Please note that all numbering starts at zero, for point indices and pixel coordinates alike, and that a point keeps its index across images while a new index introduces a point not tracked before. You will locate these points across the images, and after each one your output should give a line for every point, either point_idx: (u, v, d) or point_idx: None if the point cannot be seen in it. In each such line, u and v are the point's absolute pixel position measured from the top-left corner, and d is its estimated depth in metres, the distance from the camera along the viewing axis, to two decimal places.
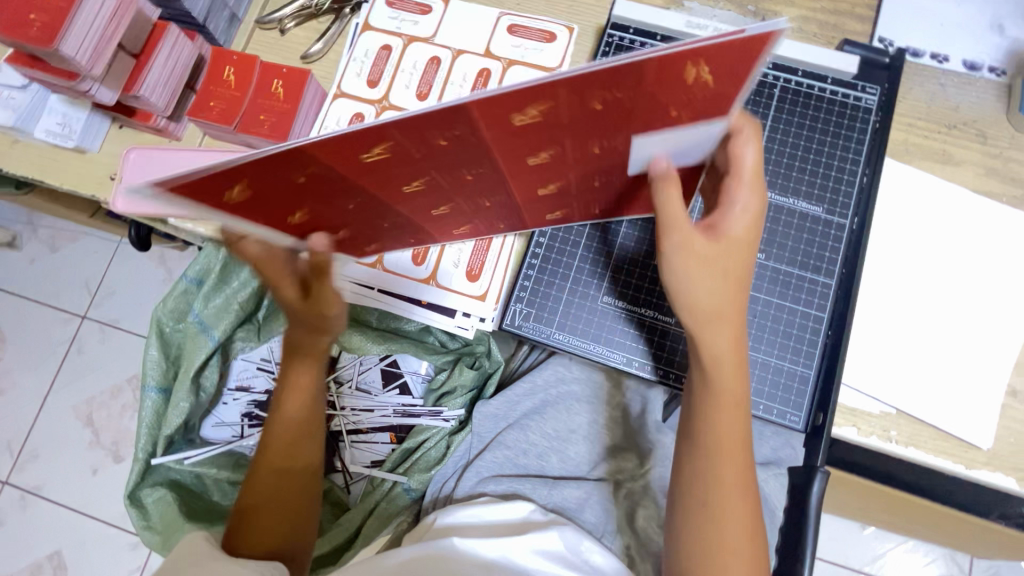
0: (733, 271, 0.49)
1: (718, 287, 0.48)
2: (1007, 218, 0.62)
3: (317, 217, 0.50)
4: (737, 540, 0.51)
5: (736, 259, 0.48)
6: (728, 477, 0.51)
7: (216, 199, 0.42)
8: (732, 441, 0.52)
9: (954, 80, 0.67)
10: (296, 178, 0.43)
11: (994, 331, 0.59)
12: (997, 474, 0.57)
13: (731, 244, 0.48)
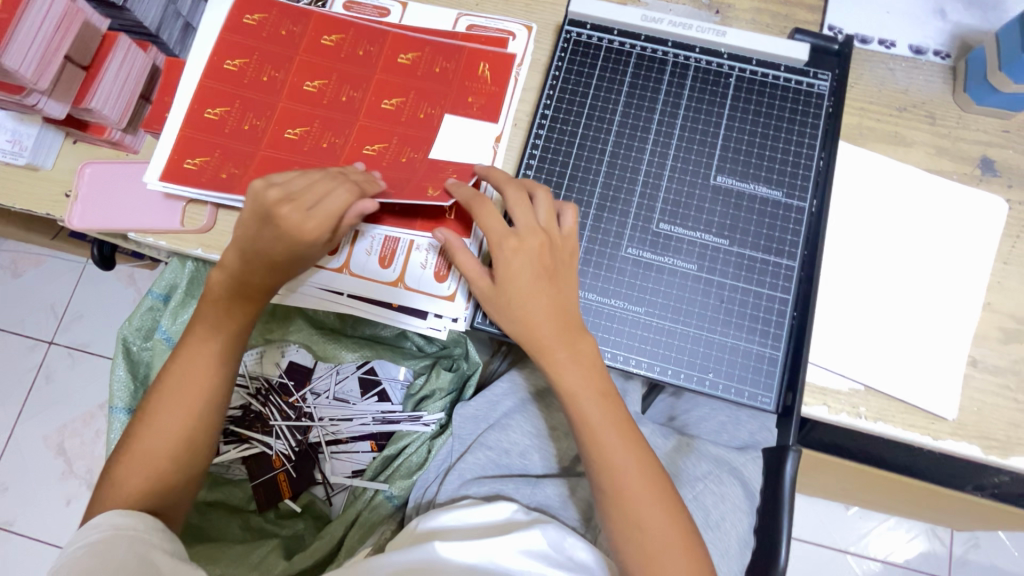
0: (530, 267, 0.56)
1: (528, 297, 0.56)
2: (957, 195, 0.64)
3: (221, 123, 0.67)
4: (656, 519, 0.54)
5: (530, 266, 0.56)
6: (622, 464, 0.55)
7: (208, 76, 0.68)
8: (615, 429, 0.56)
9: (901, 64, 0.69)
10: (245, 91, 0.68)
11: (951, 303, 0.61)
12: (963, 443, 0.59)
13: (514, 254, 0.56)
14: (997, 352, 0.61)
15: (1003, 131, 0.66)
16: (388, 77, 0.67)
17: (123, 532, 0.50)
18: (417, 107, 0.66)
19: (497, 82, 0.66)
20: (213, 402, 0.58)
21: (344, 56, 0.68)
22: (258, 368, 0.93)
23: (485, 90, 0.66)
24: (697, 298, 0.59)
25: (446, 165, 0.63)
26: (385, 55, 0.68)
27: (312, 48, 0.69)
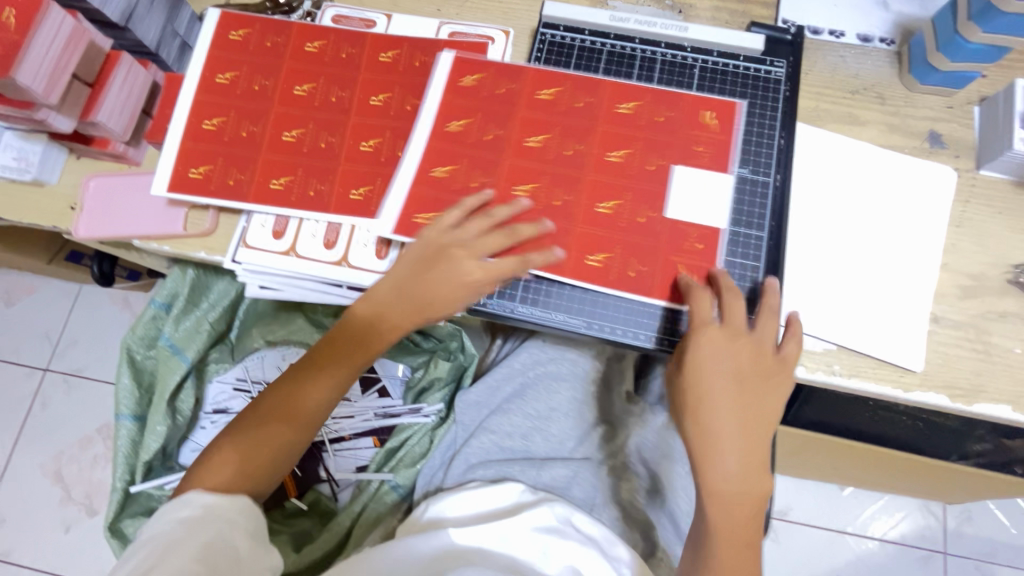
0: (728, 349, 0.57)
1: (709, 383, 0.57)
2: (908, 166, 0.70)
3: (228, 132, 0.71)
4: (745, 527, 0.55)
5: (722, 355, 0.57)
6: (737, 487, 0.55)
7: (208, 88, 0.72)
8: (750, 441, 0.56)
9: (850, 52, 0.75)
10: (246, 100, 0.72)
11: (909, 264, 0.66)
12: (931, 393, 0.63)
13: (709, 340, 0.58)
14: (956, 307, 0.65)
15: (947, 107, 0.72)
16: (533, 114, 0.69)
17: (211, 510, 0.55)
18: (644, 159, 0.67)
19: (724, 131, 0.66)
20: (319, 416, 0.62)
21: (480, 94, 0.70)
22: (260, 372, 0.95)
23: (711, 139, 0.66)
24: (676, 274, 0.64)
25: (689, 226, 0.65)
26: (526, 92, 0.70)
27: (451, 88, 0.71)
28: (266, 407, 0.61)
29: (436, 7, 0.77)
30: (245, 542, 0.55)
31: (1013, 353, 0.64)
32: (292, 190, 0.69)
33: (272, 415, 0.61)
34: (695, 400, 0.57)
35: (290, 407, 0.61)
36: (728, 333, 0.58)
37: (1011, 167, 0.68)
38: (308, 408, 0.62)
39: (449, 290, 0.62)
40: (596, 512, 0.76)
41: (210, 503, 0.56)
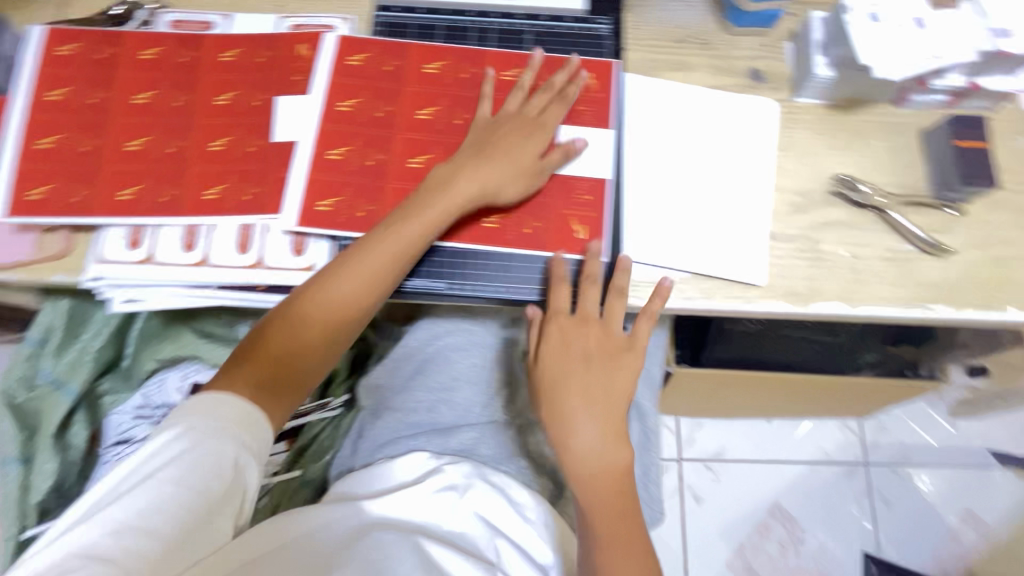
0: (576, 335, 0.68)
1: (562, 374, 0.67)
2: (732, 102, 0.76)
3: (66, 148, 0.69)
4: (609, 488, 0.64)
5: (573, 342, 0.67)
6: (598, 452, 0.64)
7: (39, 107, 0.70)
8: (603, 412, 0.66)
9: (674, 5, 0.81)
10: (82, 114, 0.70)
11: (743, 190, 0.72)
12: (773, 301, 0.69)
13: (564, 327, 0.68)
14: (788, 223, 0.71)
15: (762, 45, 0.79)
16: (422, 89, 0.74)
17: (221, 427, 0.57)
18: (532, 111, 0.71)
19: (600, 90, 0.75)
20: (320, 352, 0.65)
21: (372, 74, 0.74)
22: (161, 396, 0.93)
23: (593, 98, 0.74)
24: (526, 233, 0.70)
25: (576, 182, 0.71)
26: (413, 66, 0.74)
27: (340, 70, 0.74)
28: (258, 345, 0.63)
29: (276, 3, 0.78)
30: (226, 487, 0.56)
31: (840, 256, 0.70)
32: (142, 198, 0.68)
33: (264, 355, 0.63)
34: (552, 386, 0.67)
35: (272, 349, 0.63)
36: (578, 319, 0.68)
37: (820, 91, 0.75)
38: (303, 346, 0.64)
39: (462, 198, 0.67)
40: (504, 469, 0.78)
41: (219, 420, 0.58)
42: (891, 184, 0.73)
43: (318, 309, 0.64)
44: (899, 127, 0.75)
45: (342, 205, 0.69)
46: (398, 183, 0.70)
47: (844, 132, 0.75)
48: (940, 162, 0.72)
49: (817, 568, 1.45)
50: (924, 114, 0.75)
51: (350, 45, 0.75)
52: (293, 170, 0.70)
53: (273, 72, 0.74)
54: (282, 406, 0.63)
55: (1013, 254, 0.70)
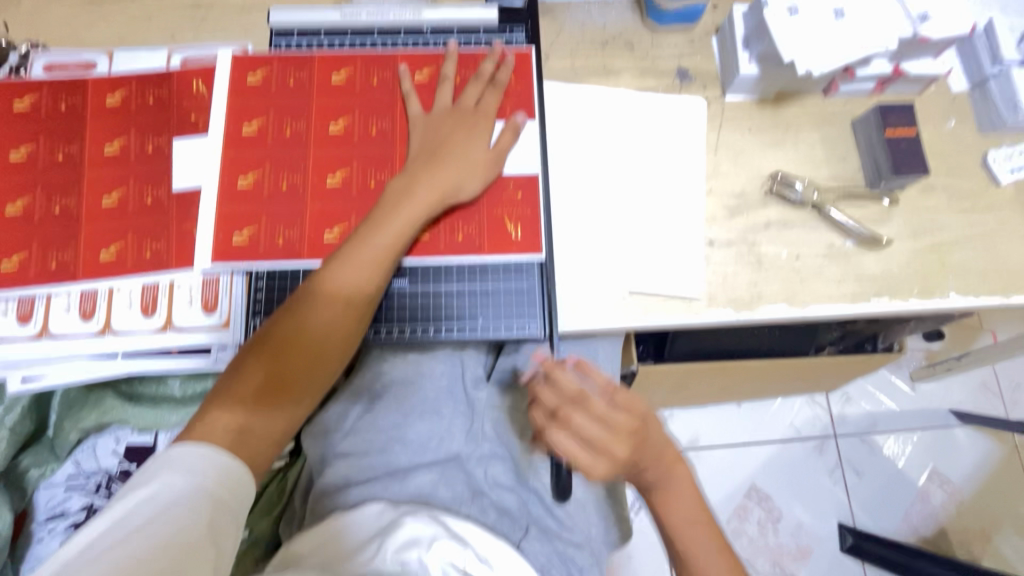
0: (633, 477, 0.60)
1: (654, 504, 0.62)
2: (660, 103, 0.73)
3: None
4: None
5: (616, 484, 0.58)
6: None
7: None
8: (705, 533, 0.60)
9: (595, 5, 0.77)
10: None
11: (677, 197, 0.70)
12: (716, 309, 0.67)
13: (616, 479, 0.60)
14: (726, 227, 0.69)
15: (689, 42, 0.76)
16: (330, 100, 0.67)
17: (213, 456, 0.48)
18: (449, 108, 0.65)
19: (522, 79, 0.68)
20: (295, 379, 0.56)
21: (273, 90, 0.67)
22: (94, 462, 0.86)
23: (514, 90, 0.68)
24: (459, 240, 0.63)
25: (506, 179, 0.65)
26: (318, 78, 0.68)
27: (236, 90, 0.67)
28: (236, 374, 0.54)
29: (170, 33, 0.74)
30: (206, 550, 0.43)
31: (781, 257, 0.69)
32: (29, 267, 0.62)
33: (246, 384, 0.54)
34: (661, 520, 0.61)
35: (289, 363, 0.55)
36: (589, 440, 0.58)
37: (748, 87, 0.72)
38: (270, 375, 0.55)
39: (432, 192, 0.59)
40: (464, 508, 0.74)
41: (208, 451, 0.48)
42: (826, 178, 0.71)
43: (288, 334, 0.56)
44: (831, 117, 0.73)
45: (259, 235, 0.62)
46: (317, 205, 0.64)
47: (776, 127, 0.73)
48: (872, 153, 0.71)
49: (795, 543, 1.48)
50: (853, 102, 0.74)
51: (245, 63, 0.68)
52: (202, 207, 0.64)
53: (165, 112, 0.68)
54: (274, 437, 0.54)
55: (949, 239, 0.70)
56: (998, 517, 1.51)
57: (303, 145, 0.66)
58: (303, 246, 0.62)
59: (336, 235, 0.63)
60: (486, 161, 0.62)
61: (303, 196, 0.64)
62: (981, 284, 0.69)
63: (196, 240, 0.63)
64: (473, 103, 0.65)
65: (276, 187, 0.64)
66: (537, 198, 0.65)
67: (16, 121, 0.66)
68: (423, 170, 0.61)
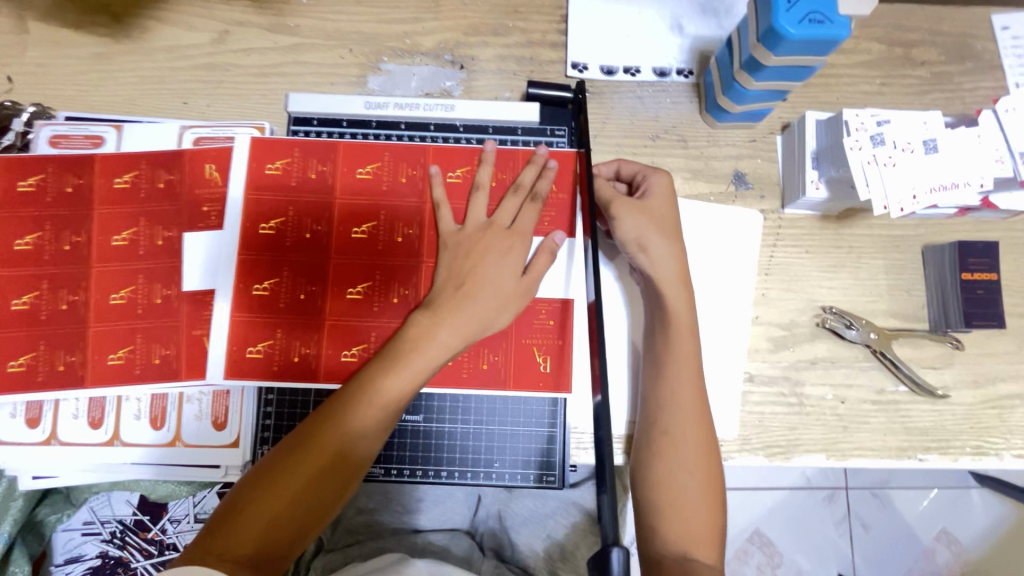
0: (680, 337, 0.58)
1: (654, 378, 0.58)
2: (711, 214, 0.66)
3: None
4: (704, 525, 0.53)
5: (651, 225, 0.60)
6: (690, 481, 0.54)
7: None
8: (694, 445, 0.56)
9: (648, 90, 0.69)
10: None
11: (723, 327, 0.64)
12: (748, 456, 0.62)
13: (675, 312, 0.58)
14: (769, 362, 0.64)
15: (749, 141, 0.68)
16: (352, 200, 0.61)
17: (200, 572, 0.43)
18: (484, 223, 0.59)
19: (564, 189, 0.62)
20: (310, 492, 0.51)
21: (294, 186, 0.62)
22: (109, 510, 0.88)
23: (554, 200, 0.61)
24: (483, 369, 0.59)
25: (538, 304, 0.60)
26: (342, 173, 0.62)
27: (255, 182, 0.62)
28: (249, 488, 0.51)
29: (184, 99, 0.67)
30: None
31: (825, 399, 0.64)
32: (37, 369, 0.60)
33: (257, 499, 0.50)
34: (659, 403, 0.57)
35: (301, 477, 0.51)
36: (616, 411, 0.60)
37: (812, 205, 0.65)
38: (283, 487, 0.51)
39: (470, 312, 0.55)
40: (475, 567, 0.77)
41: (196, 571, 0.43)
42: (885, 313, 0.65)
43: (309, 448, 0.52)
44: (899, 242, 0.66)
45: (274, 350, 0.59)
46: (333, 322, 0.59)
47: (837, 249, 0.66)
48: (940, 290, 0.64)
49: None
50: (928, 226, 0.66)
51: (264, 150, 0.62)
52: (215, 314, 0.60)
53: (176, 201, 0.63)
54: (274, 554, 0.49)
55: (1012, 392, 0.64)
56: None
57: (322, 252, 0.61)
58: (319, 368, 0.59)
59: (356, 354, 0.59)
60: (516, 292, 0.57)
61: (320, 312, 0.60)
62: None
63: (207, 351, 0.60)
64: (509, 219, 0.59)
65: (292, 300, 0.60)
66: (568, 327, 0.60)
67: (20, 205, 0.62)
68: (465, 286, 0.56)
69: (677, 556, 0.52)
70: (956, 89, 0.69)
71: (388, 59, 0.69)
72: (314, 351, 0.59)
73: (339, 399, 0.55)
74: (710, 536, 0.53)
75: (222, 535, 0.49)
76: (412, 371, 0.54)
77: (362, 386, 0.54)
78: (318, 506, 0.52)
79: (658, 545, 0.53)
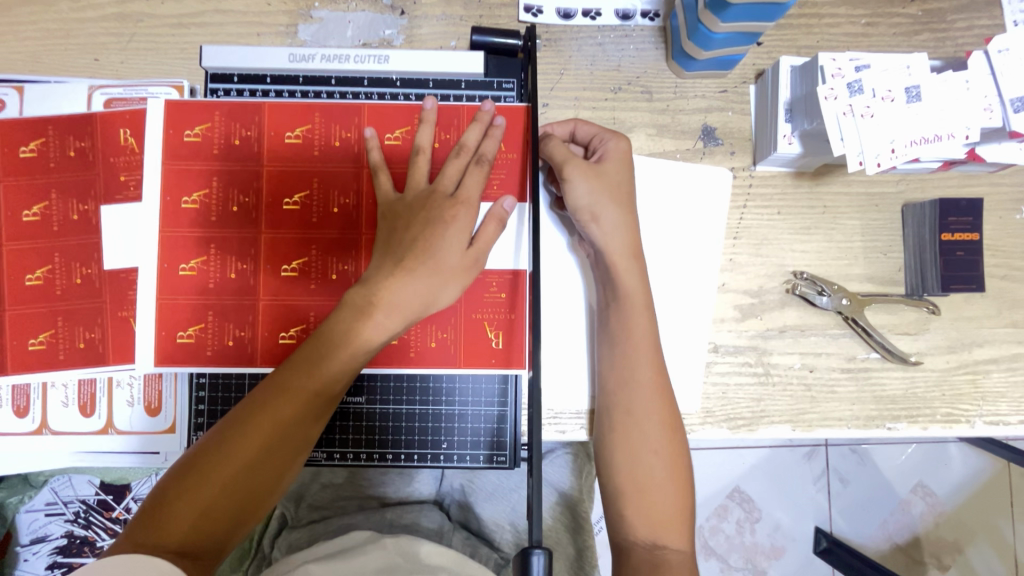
0: (635, 314, 0.54)
1: (611, 358, 0.55)
2: (676, 173, 0.61)
3: None
4: (672, 506, 0.51)
5: (604, 193, 0.55)
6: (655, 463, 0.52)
7: None
8: (656, 425, 0.53)
9: (610, 35, 0.62)
10: None
11: (686, 295, 0.60)
12: (711, 428, 0.60)
13: (629, 287, 0.55)
14: (735, 331, 0.61)
15: (720, 92, 0.62)
16: (280, 166, 0.55)
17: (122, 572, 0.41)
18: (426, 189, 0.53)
19: (512, 149, 0.56)
20: (252, 477, 0.47)
21: (216, 153, 0.56)
22: (71, 491, 0.86)
23: (503, 162, 0.56)
24: (430, 347, 0.55)
25: (488, 276, 0.55)
26: (268, 136, 0.56)
27: (172, 149, 0.56)
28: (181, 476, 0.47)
29: (93, 55, 0.59)
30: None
31: (793, 369, 0.61)
32: None
33: (192, 489, 0.46)
34: (619, 384, 0.54)
35: (240, 462, 0.47)
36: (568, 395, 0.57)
37: (785, 162, 0.60)
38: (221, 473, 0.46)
39: (421, 278, 0.49)
40: (446, 540, 0.75)
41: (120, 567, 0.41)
42: (860, 277, 0.61)
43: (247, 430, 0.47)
44: (878, 200, 0.62)
45: (206, 332, 0.55)
46: (268, 300, 0.55)
47: (811, 209, 0.62)
48: (919, 252, 0.60)
49: (770, 544, 1.34)
50: (909, 182, 0.61)
51: (180, 112, 0.56)
52: (137, 296, 0.55)
53: (89, 171, 0.57)
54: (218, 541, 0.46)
55: (988, 357, 0.61)
56: (975, 530, 1.39)
57: (250, 225, 0.55)
58: (255, 350, 0.55)
59: (294, 335, 0.55)
60: (463, 265, 0.50)
61: (253, 290, 0.55)
62: (1014, 410, 0.61)
63: (134, 334, 0.56)
64: (453, 183, 0.52)
65: (220, 278, 0.55)
66: (519, 301, 0.56)
67: None
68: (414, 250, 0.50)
69: (646, 542, 0.51)
70: (948, 28, 0.63)
71: (319, 5, 0.61)
72: (248, 333, 0.55)
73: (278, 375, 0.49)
74: (675, 516, 0.51)
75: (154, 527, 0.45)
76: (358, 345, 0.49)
77: (304, 361, 0.49)
78: (252, 490, 0.47)
79: (625, 532, 0.52)
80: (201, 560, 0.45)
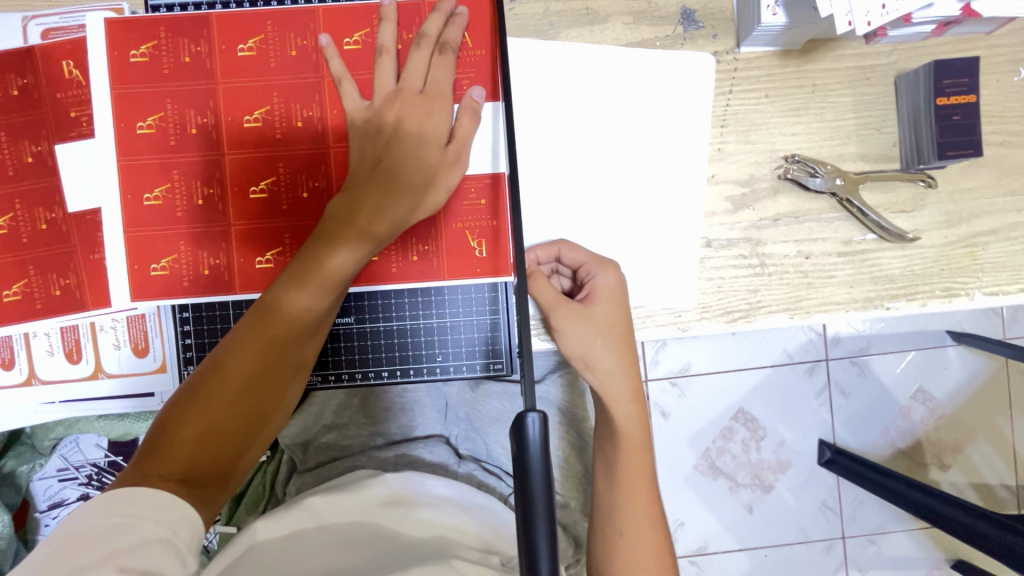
0: (635, 461, 0.57)
1: (607, 476, 0.57)
2: (656, 62, 0.58)
3: None
4: None
5: (596, 339, 0.56)
6: (649, 562, 0.55)
7: None
8: (646, 538, 0.56)
9: None
10: None
11: (673, 190, 0.59)
12: (708, 323, 0.59)
13: (628, 434, 0.57)
14: (728, 224, 0.59)
15: None
16: (236, 82, 0.52)
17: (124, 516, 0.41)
18: (392, 92, 0.51)
19: (480, 44, 0.53)
20: (252, 404, 0.47)
21: (167, 74, 0.52)
22: (80, 455, 0.87)
23: (470, 60, 0.53)
24: (413, 261, 0.54)
25: (466, 183, 0.54)
26: (219, 51, 0.52)
27: (120, 75, 0.53)
28: (176, 409, 0.46)
29: None
30: (172, 561, 0.40)
31: (788, 257, 0.59)
32: None
33: (190, 420, 0.45)
34: (613, 506, 0.56)
35: (237, 389, 0.46)
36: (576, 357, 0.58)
37: (770, 39, 0.57)
38: (219, 402, 0.46)
39: (403, 190, 0.49)
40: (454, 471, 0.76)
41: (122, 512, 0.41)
42: (853, 156, 0.59)
43: (240, 355, 0.47)
44: (869, 73, 0.59)
45: (180, 265, 0.53)
46: (242, 225, 0.53)
47: (800, 89, 0.59)
48: (914, 123, 0.58)
49: (775, 460, 1.34)
50: (901, 50, 0.58)
51: (124, 34, 0.52)
52: (105, 232, 0.54)
53: (36, 109, 0.54)
54: (223, 468, 0.46)
55: (987, 228, 0.59)
56: (975, 430, 1.40)
57: (212, 148, 0.53)
58: (234, 277, 0.53)
59: (271, 259, 0.54)
60: (442, 164, 0.51)
61: (224, 218, 0.53)
62: (1014, 280, 0.60)
63: (106, 275, 0.54)
64: (421, 82, 0.51)
65: (190, 208, 0.53)
66: (500, 205, 0.54)
67: None
68: (394, 163, 0.50)
69: None
70: None
71: None
72: (225, 260, 0.53)
73: (266, 301, 0.48)
74: None
75: (156, 460, 0.44)
76: (346, 262, 0.48)
77: (291, 285, 0.48)
78: (251, 416, 0.47)
79: None
80: (206, 489, 0.45)
